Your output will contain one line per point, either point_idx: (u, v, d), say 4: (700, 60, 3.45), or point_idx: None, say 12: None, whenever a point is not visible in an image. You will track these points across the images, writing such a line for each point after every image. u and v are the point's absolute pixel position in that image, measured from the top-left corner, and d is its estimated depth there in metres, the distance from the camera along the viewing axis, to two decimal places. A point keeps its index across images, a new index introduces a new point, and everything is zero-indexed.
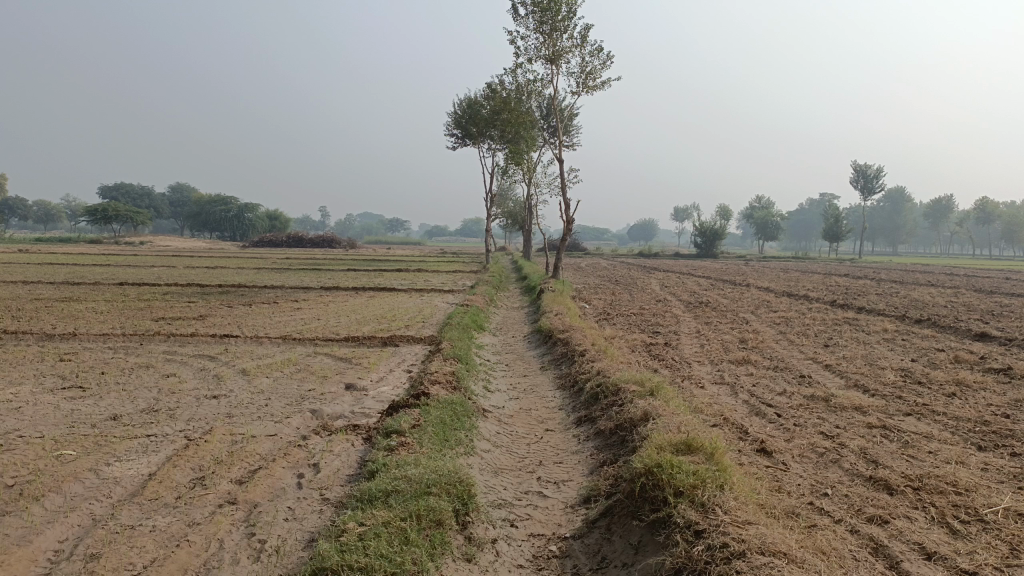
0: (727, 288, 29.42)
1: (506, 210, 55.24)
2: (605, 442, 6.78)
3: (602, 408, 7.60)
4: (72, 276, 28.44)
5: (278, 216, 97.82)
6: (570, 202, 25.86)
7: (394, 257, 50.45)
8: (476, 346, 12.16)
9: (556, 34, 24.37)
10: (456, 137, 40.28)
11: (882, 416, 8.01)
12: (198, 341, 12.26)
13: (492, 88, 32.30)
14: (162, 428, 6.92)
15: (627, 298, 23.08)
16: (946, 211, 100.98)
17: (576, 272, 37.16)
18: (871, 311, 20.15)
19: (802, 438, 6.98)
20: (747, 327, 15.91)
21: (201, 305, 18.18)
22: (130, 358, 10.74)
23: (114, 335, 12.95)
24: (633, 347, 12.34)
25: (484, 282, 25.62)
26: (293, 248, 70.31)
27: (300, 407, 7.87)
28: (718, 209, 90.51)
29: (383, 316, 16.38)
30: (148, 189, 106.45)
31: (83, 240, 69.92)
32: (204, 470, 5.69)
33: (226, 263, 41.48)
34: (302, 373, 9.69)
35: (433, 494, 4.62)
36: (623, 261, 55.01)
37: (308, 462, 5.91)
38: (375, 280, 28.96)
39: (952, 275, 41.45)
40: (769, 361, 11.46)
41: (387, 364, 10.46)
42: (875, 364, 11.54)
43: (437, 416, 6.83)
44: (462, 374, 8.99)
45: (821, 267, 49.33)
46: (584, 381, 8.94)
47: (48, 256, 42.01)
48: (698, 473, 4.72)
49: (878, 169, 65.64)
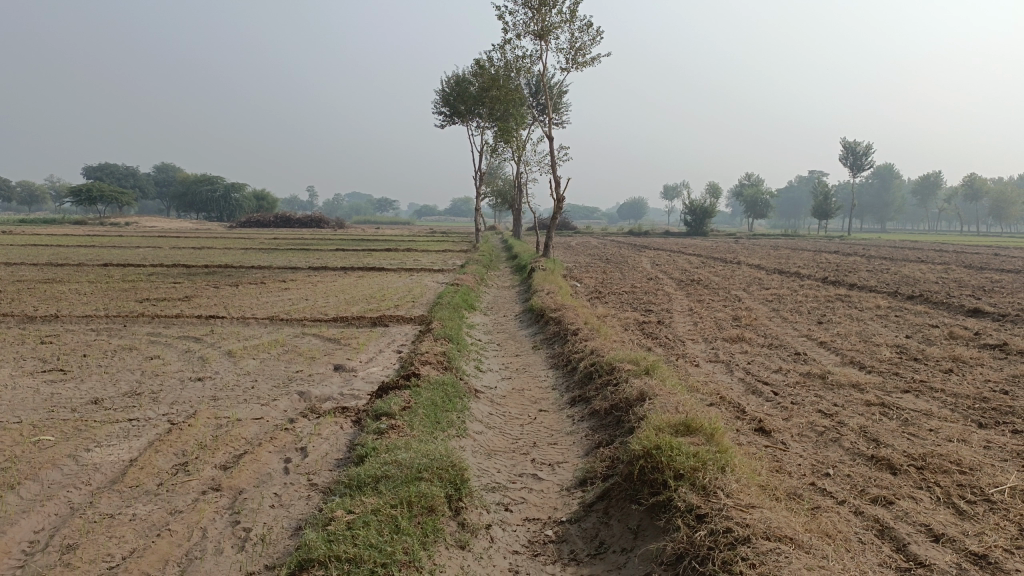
0: (717, 265, 29.35)
1: (496, 189, 54.86)
2: (600, 422, 6.64)
3: (597, 387, 7.45)
4: (56, 257, 28.07)
5: (265, 196, 97.04)
6: (560, 180, 25.61)
7: (383, 237, 50.11)
8: (467, 326, 11.99)
9: (545, 9, 23.96)
10: (444, 115, 39.85)
11: (880, 393, 7.91)
12: (184, 323, 12.03)
13: (480, 65, 31.86)
14: (145, 412, 6.71)
15: (617, 276, 22.94)
16: (934, 187, 101.13)
17: (567, 251, 37.00)
18: (863, 288, 20.11)
19: (800, 417, 6.85)
20: (739, 305, 15.79)
21: (187, 285, 17.91)
22: (113, 340, 10.51)
23: (97, 317, 12.69)
24: (626, 325, 12.19)
25: (475, 261, 25.41)
26: (281, 228, 69.90)
27: (288, 389, 7.68)
28: (707, 187, 90.23)
29: (373, 296, 16.16)
30: (132, 169, 105.33)
31: (68, 221, 69.38)
32: (188, 455, 5.50)
33: (213, 243, 41.12)
34: (289, 354, 9.50)
35: (424, 480, 4.45)
36: (614, 239, 54.78)
37: (295, 446, 5.73)
38: (364, 260, 28.75)
39: (941, 251, 41.48)
40: (763, 338, 11.35)
41: (377, 344, 10.28)
42: (870, 341, 11.44)
43: (429, 397, 6.65)
44: (453, 355, 8.81)
45: (811, 245, 49.17)
46: (577, 361, 8.78)
47: (32, 238, 41.52)
48: (699, 455, 4.57)
49: (867, 145, 65.37)
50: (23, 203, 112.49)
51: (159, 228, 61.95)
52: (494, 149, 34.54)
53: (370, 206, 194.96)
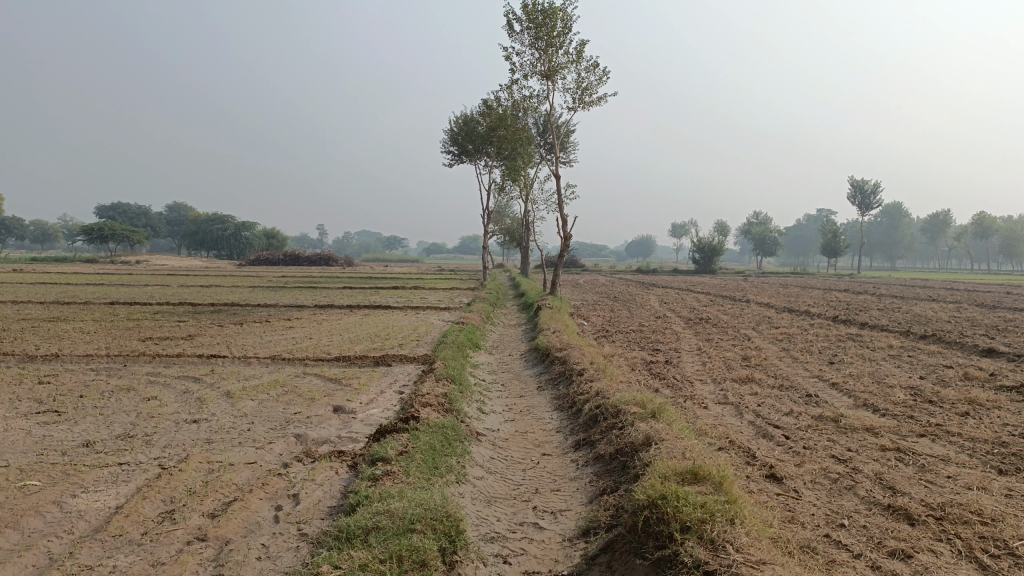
0: (726, 304, 29.10)
1: (504, 228, 55.02)
2: (605, 467, 6.41)
3: (602, 431, 7.23)
4: (64, 295, 28.13)
5: (275, 234, 97.62)
6: (568, 219, 25.57)
7: (392, 275, 50.08)
8: (471, 366, 11.79)
9: (552, 49, 24.17)
10: (453, 154, 40.12)
11: (894, 438, 7.65)
12: (185, 362, 11.88)
13: (488, 105, 32.11)
14: (135, 456, 6.52)
15: (625, 314, 22.76)
16: (943, 226, 100.87)
17: (575, 289, 36.85)
18: (874, 327, 19.83)
19: (813, 463, 6.60)
20: (748, 344, 15.56)
21: (191, 324, 17.80)
22: (111, 380, 10.36)
23: (97, 356, 12.55)
24: (633, 365, 11.97)
25: (482, 300, 25.26)
26: (289, 266, 70.14)
27: (284, 432, 7.48)
28: (715, 226, 90.28)
29: (377, 335, 15.99)
30: (145, 208, 106.35)
31: (78, 259, 69.83)
32: (175, 502, 5.31)
33: (221, 281, 41.15)
34: (288, 395, 9.31)
35: (417, 532, 4.25)
36: (622, 278, 54.58)
37: (287, 493, 5.53)
38: (371, 298, 28.64)
39: (953, 290, 41.08)
40: (773, 379, 11.11)
41: (379, 385, 10.09)
42: (883, 382, 11.17)
43: (428, 441, 6.45)
44: (454, 396, 8.61)
45: (821, 284, 48.88)
46: (582, 403, 8.56)
47: (42, 277, 41.66)
48: (707, 505, 4.35)
49: (874, 184, 65.38)
50: (36, 241, 113.57)
51: (169, 266, 62.28)
52: (502, 187, 34.64)
53: (380, 244, 195.91)
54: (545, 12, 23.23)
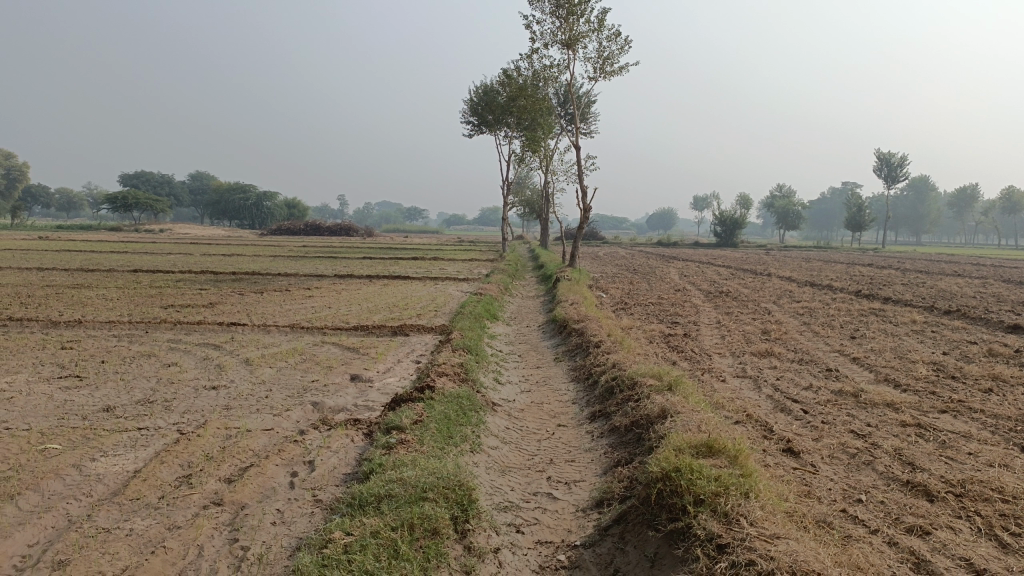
0: (747, 277, 28.84)
1: (523, 199, 54.81)
2: (620, 439, 6.40)
3: (618, 403, 7.20)
4: (88, 263, 28.50)
5: (297, 204, 98.03)
6: (588, 190, 25.37)
7: (411, 246, 50.20)
8: (488, 337, 11.78)
9: (574, 18, 23.82)
10: (473, 124, 39.89)
11: (915, 414, 7.55)
12: (204, 330, 11.98)
13: (508, 75, 31.78)
14: (154, 421, 6.60)
15: (645, 287, 22.63)
16: (971, 200, 99.06)
17: (594, 261, 36.73)
18: (898, 302, 19.57)
19: (831, 437, 6.54)
20: (768, 318, 15.41)
21: (212, 292, 17.96)
22: (133, 346, 10.47)
23: (119, 323, 12.70)
24: (651, 338, 11.89)
25: (501, 271, 25.24)
26: (310, 235, 70.46)
27: (302, 399, 7.52)
28: (738, 199, 89.30)
29: (395, 305, 16.04)
30: (168, 177, 107.05)
31: (103, 227, 70.67)
32: (192, 467, 5.36)
33: (242, 250, 41.43)
34: (306, 363, 9.37)
35: (430, 500, 4.25)
36: (642, 250, 54.28)
37: (303, 460, 5.56)
38: (390, 268, 28.73)
39: (979, 265, 40.48)
40: (793, 353, 11.00)
41: (395, 354, 10.13)
42: (906, 358, 11.02)
43: (443, 411, 6.45)
44: (471, 366, 8.60)
45: (845, 258, 48.25)
46: (598, 375, 8.53)
47: (67, 244, 42.21)
48: (722, 479, 4.31)
49: (901, 157, 64.17)
50: (62, 209, 114.88)
51: (191, 235, 62.78)
52: (522, 158, 34.42)
53: (400, 215, 196.03)
54: None
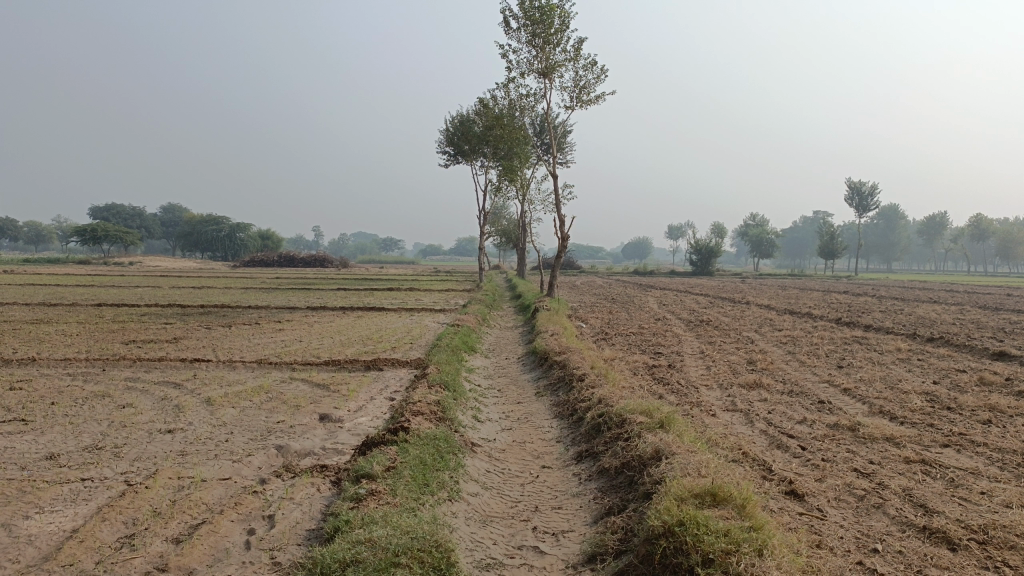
0: (727, 305, 28.68)
1: (500, 228, 54.50)
2: (610, 482, 5.93)
3: (606, 442, 6.73)
4: (52, 297, 27.60)
5: (271, 236, 97.04)
6: (565, 219, 25.07)
7: (387, 277, 49.40)
8: (466, 371, 11.28)
9: (549, 47, 23.71)
10: (449, 154, 39.69)
11: (917, 449, 7.17)
12: (166, 367, 11.34)
13: (484, 104, 31.62)
14: (100, 471, 6.01)
15: (624, 317, 22.27)
16: (940, 227, 100.63)
17: (572, 291, 36.39)
18: (880, 329, 19.35)
19: (835, 478, 6.11)
20: (752, 348, 15.06)
21: (178, 327, 17.27)
22: (87, 386, 9.81)
23: (75, 361, 11.99)
24: (635, 370, 11.45)
25: (479, 301, 24.78)
26: (284, 266, 69.56)
27: (265, 443, 6.96)
28: (712, 227, 89.90)
29: (369, 338, 15.48)
30: (139, 210, 105.54)
31: (71, 260, 69.29)
32: (137, 526, 4.79)
33: (213, 282, 40.50)
34: (273, 402, 8.79)
35: (403, 566, 3.74)
36: (620, 279, 54.07)
37: (263, 514, 5.01)
38: (364, 300, 28.11)
39: (952, 292, 40.64)
40: (783, 384, 10.62)
41: (368, 391, 9.59)
42: (897, 387, 10.69)
43: (418, 454, 5.92)
44: (448, 404, 8.08)
45: (820, 285, 48.44)
46: (583, 411, 8.04)
47: (33, 278, 40.94)
48: (731, 534, 3.87)
49: (872, 185, 64.99)
50: (29, 242, 112.65)
51: (162, 268, 61.62)
52: (498, 188, 34.14)
53: (375, 246, 195.13)
54: (542, 8, 22.76)
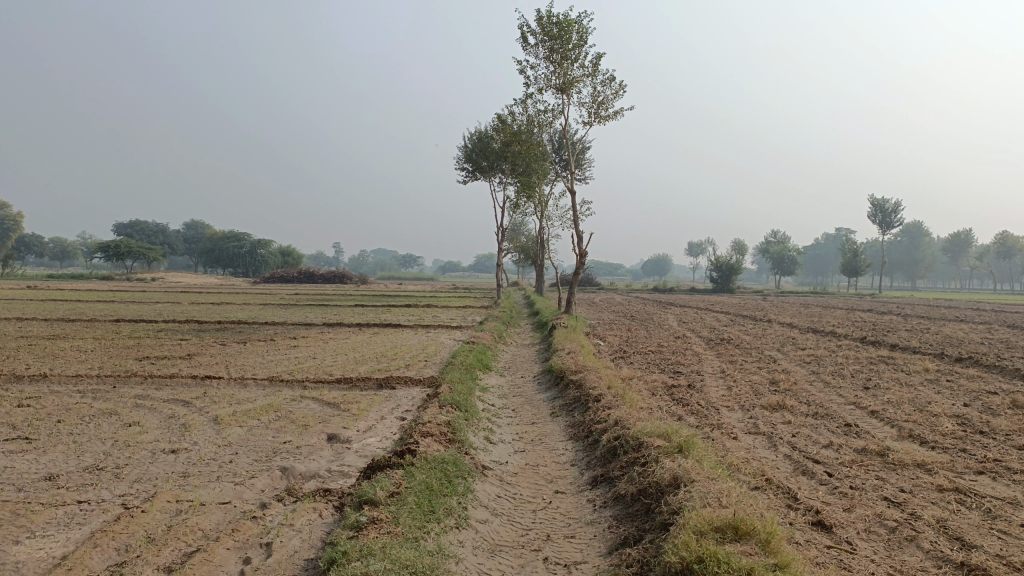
0: (748, 323, 28.22)
1: (518, 245, 54.38)
2: (626, 510, 5.65)
3: (622, 467, 6.44)
4: (71, 312, 27.71)
5: (291, 252, 97.56)
6: (583, 236, 24.82)
7: (405, 293, 49.29)
8: (480, 389, 11.04)
9: (568, 63, 23.58)
10: (467, 171, 39.65)
11: (950, 476, 6.82)
12: (177, 384, 11.19)
13: (502, 120, 31.57)
14: (98, 493, 5.83)
15: (643, 334, 21.92)
16: (965, 244, 99.24)
17: (590, 308, 36.06)
18: (906, 349, 18.87)
19: (864, 507, 5.78)
20: (774, 367, 14.70)
21: (193, 343, 17.20)
22: (95, 404, 9.67)
23: (87, 377, 11.90)
24: (653, 390, 11.15)
25: (495, 318, 24.56)
26: (304, 283, 69.78)
27: (270, 465, 6.75)
28: (733, 245, 89.12)
29: (383, 355, 15.30)
30: (163, 226, 106.64)
31: (94, 275, 70.01)
32: (129, 553, 4.59)
33: (232, 298, 40.60)
34: (280, 421, 8.60)
35: None
36: (640, 296, 53.65)
37: (261, 542, 4.79)
38: (381, 316, 27.98)
39: (979, 311, 39.84)
40: (807, 406, 10.28)
41: (379, 410, 9.37)
42: (926, 410, 10.30)
43: (425, 479, 5.68)
44: (459, 425, 7.83)
45: (844, 302, 47.77)
46: (599, 433, 7.75)
47: (53, 293, 41.25)
48: (755, 573, 3.58)
49: (895, 202, 64.21)
50: (55, 258, 114.11)
51: (184, 283, 61.97)
52: (516, 204, 34.00)
53: (395, 262, 196.02)
54: (560, 24, 22.67)
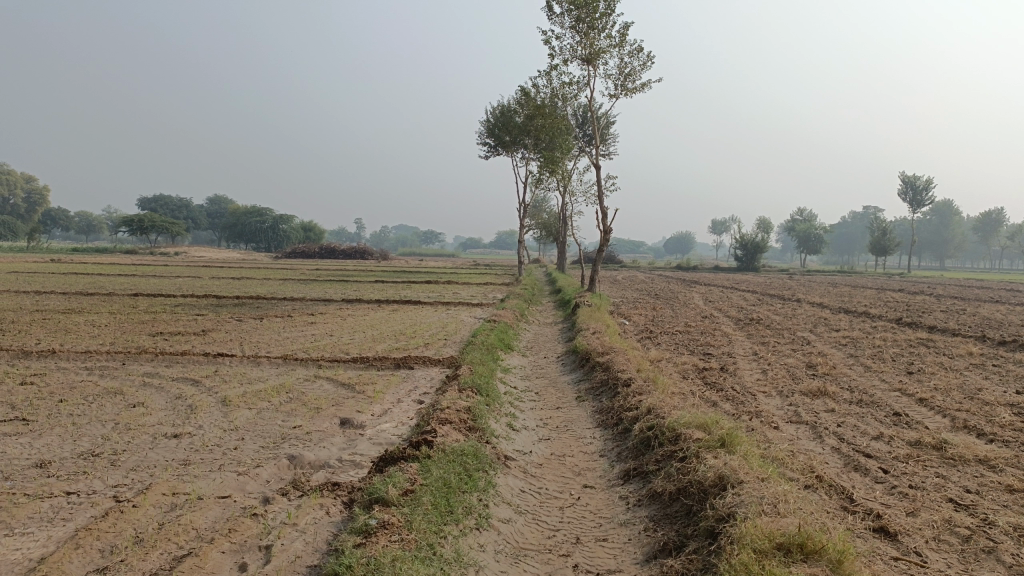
0: (776, 303, 27.47)
1: (540, 222, 53.65)
2: (664, 511, 5.11)
3: (658, 461, 5.89)
4: (91, 286, 27.50)
5: (313, 227, 97.57)
6: (607, 211, 24.12)
7: (426, 270, 48.78)
8: (501, 370, 10.52)
9: (594, 33, 22.75)
10: (488, 146, 38.98)
11: (1018, 473, 6.19)
12: (188, 361, 10.78)
13: (525, 93, 30.82)
14: (89, 484, 5.38)
15: (669, 314, 21.29)
16: (996, 224, 97.05)
17: (613, 286, 35.37)
18: (945, 331, 18.12)
19: (929, 511, 5.19)
20: (809, 350, 14.03)
21: (209, 318, 16.83)
22: (101, 382, 9.27)
23: (96, 353, 11.52)
24: (685, 373, 10.57)
25: (517, 296, 24.03)
26: (323, 258, 69.79)
27: (276, 452, 6.27)
28: (758, 223, 87.66)
29: (402, 333, 14.81)
30: (186, 201, 106.97)
31: (116, 249, 70.26)
32: (113, 557, 4.12)
33: (253, 273, 40.30)
34: (291, 404, 8.13)
35: None
36: (663, 275, 52.81)
37: (260, 544, 4.31)
38: (401, 292, 27.52)
39: (1013, 291, 38.70)
40: (849, 392, 9.66)
41: (395, 393, 8.87)
42: (978, 398, 9.63)
43: (442, 473, 5.16)
44: (481, 411, 7.31)
45: (873, 283, 46.71)
46: (630, 422, 7.21)
47: (74, 267, 41.20)
48: None
49: (927, 180, 62.65)
50: (80, 231, 115.00)
51: (206, 258, 61.97)
52: (538, 180, 33.29)
53: (416, 238, 195.89)
54: None
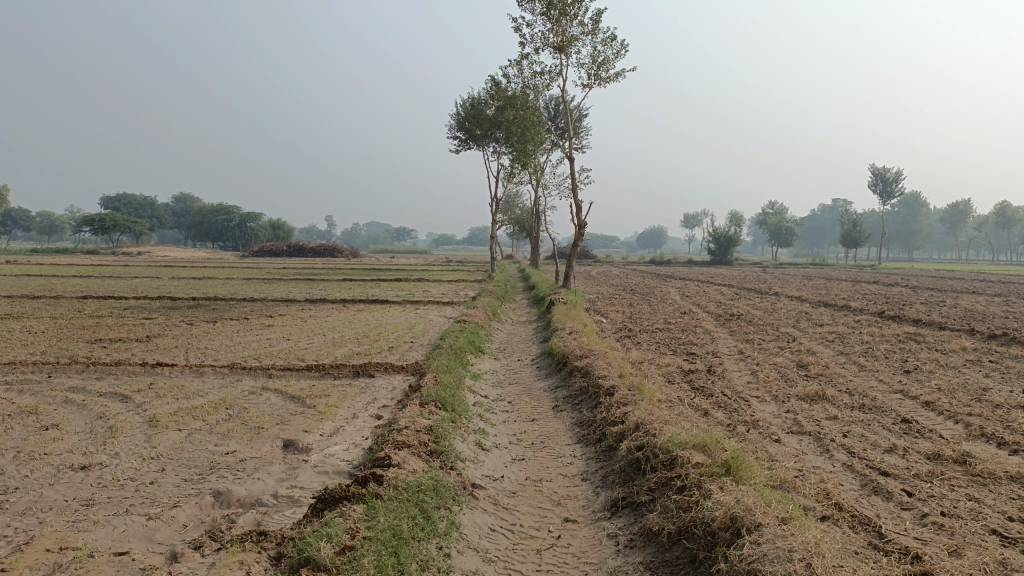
0: (755, 296, 26.82)
1: (513, 217, 52.66)
2: (662, 557, 4.24)
3: (653, 492, 5.01)
4: (39, 288, 26.01)
5: (282, 225, 95.59)
6: (581, 205, 23.24)
7: (396, 267, 47.58)
8: (471, 377, 9.60)
9: (565, 19, 21.85)
10: (458, 140, 37.99)
11: None
12: (122, 373, 9.69)
13: (495, 83, 29.86)
14: None
15: (647, 310, 20.49)
16: (964, 215, 97.62)
17: (589, 282, 34.55)
18: (931, 324, 17.49)
19: (976, 548, 4.37)
20: (798, 347, 13.26)
21: (158, 322, 15.67)
22: (15, 399, 8.19)
23: (22, 364, 10.38)
24: (670, 377, 9.75)
25: (489, 293, 23.07)
26: (293, 256, 68.22)
27: (200, 487, 5.29)
28: (730, 216, 87.45)
29: (365, 336, 13.79)
30: (151, 200, 104.34)
31: (76, 249, 67.89)
32: None
33: (214, 272, 38.76)
34: (229, 423, 7.11)
35: None
36: (637, 269, 51.96)
37: None
38: (368, 291, 26.42)
39: (987, 282, 38.42)
40: (849, 396, 8.88)
41: (350, 407, 7.91)
42: (986, 399, 8.89)
43: (394, 518, 4.23)
44: (445, 430, 6.38)
45: (849, 274, 46.34)
46: (615, 441, 6.31)
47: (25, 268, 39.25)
48: None
49: (897, 171, 62.54)
50: (41, 232, 111.54)
51: (169, 257, 60.32)
52: (510, 174, 32.37)
53: (389, 234, 194.11)
54: None
